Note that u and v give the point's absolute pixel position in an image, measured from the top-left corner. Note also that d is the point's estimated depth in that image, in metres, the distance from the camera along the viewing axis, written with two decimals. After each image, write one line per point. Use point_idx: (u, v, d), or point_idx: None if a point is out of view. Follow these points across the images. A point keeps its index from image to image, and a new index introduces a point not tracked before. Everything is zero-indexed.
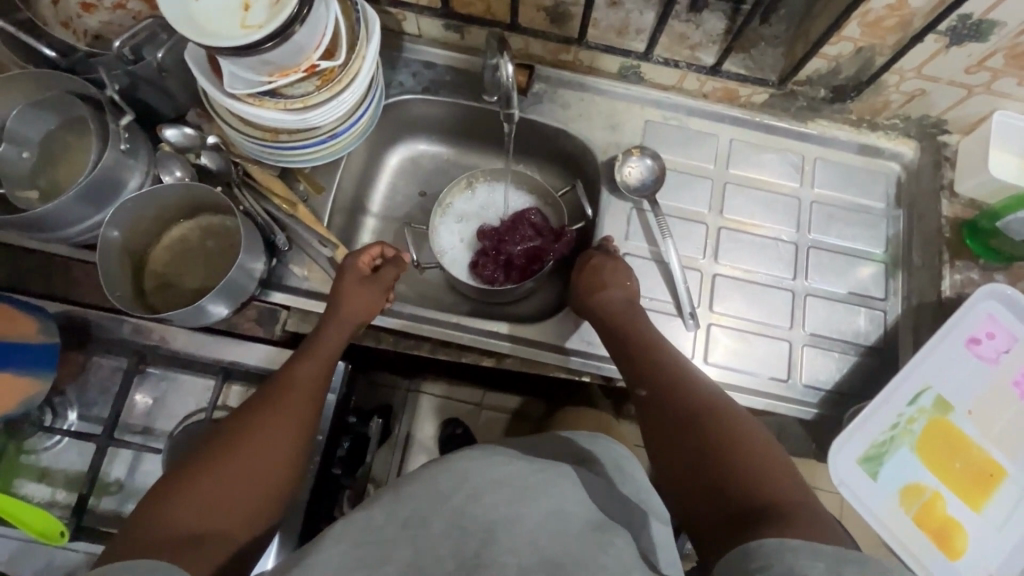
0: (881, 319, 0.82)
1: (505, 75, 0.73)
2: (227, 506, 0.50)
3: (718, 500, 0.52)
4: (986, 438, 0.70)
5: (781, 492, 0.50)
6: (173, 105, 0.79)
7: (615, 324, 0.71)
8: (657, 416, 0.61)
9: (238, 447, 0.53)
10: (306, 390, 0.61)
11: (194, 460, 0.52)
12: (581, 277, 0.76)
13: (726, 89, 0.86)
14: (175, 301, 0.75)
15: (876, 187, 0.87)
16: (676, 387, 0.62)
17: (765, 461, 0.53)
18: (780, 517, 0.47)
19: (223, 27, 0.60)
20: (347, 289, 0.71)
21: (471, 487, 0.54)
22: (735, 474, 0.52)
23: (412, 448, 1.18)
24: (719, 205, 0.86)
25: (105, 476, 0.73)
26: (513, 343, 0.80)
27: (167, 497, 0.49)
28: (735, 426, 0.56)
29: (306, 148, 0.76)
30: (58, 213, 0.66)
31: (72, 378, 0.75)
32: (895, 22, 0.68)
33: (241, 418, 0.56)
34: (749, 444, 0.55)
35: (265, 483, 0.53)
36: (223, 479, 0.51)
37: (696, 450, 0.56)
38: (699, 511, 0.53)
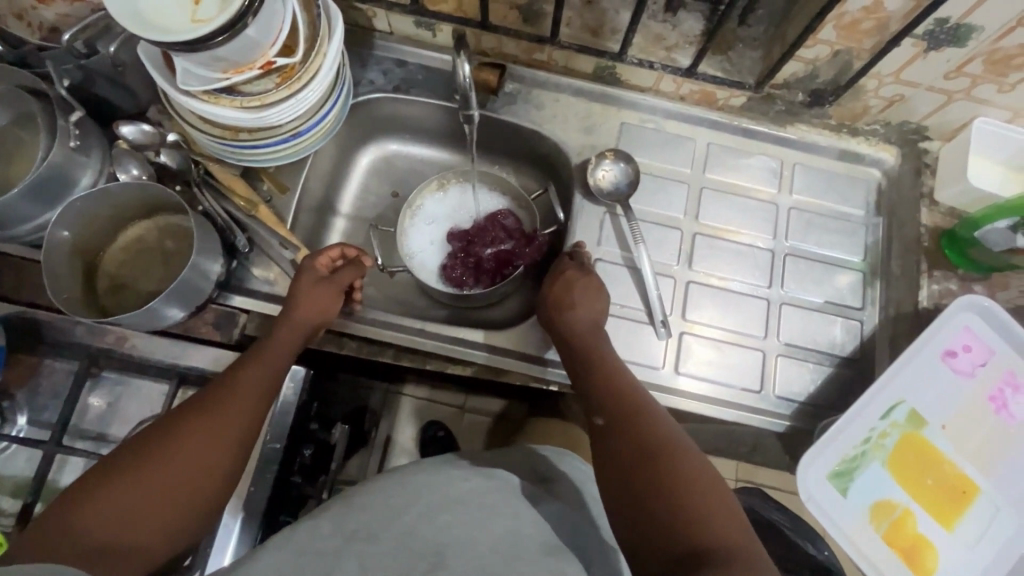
0: (857, 329, 0.80)
1: (460, 77, 0.70)
2: (149, 518, 0.48)
3: (661, 534, 0.49)
4: (959, 455, 0.69)
5: (725, 539, 0.48)
6: (132, 100, 0.77)
7: (580, 341, 0.69)
8: (611, 435, 0.58)
9: (172, 452, 0.51)
10: (254, 394, 0.58)
11: (123, 461, 0.50)
12: (552, 290, 0.73)
13: (703, 92, 0.84)
14: (127, 304, 0.72)
15: (855, 194, 0.85)
16: (636, 409, 0.59)
17: (716, 501, 0.51)
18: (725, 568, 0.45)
19: (171, 22, 0.58)
20: (307, 294, 0.69)
21: (421, 505, 0.51)
22: (681, 510, 0.50)
23: (391, 451, 1.16)
24: (695, 211, 0.84)
25: (53, 483, 0.70)
26: (488, 352, 0.78)
27: (84, 502, 0.47)
28: (690, 458, 0.54)
29: (268, 147, 0.74)
30: (2, 211, 0.64)
31: (22, 381, 0.73)
32: (871, 25, 0.66)
33: (175, 422, 0.53)
34: (701, 480, 0.52)
35: (194, 496, 0.51)
36: (148, 490, 0.48)
37: (646, 477, 0.52)
38: (637, 543, 0.50)
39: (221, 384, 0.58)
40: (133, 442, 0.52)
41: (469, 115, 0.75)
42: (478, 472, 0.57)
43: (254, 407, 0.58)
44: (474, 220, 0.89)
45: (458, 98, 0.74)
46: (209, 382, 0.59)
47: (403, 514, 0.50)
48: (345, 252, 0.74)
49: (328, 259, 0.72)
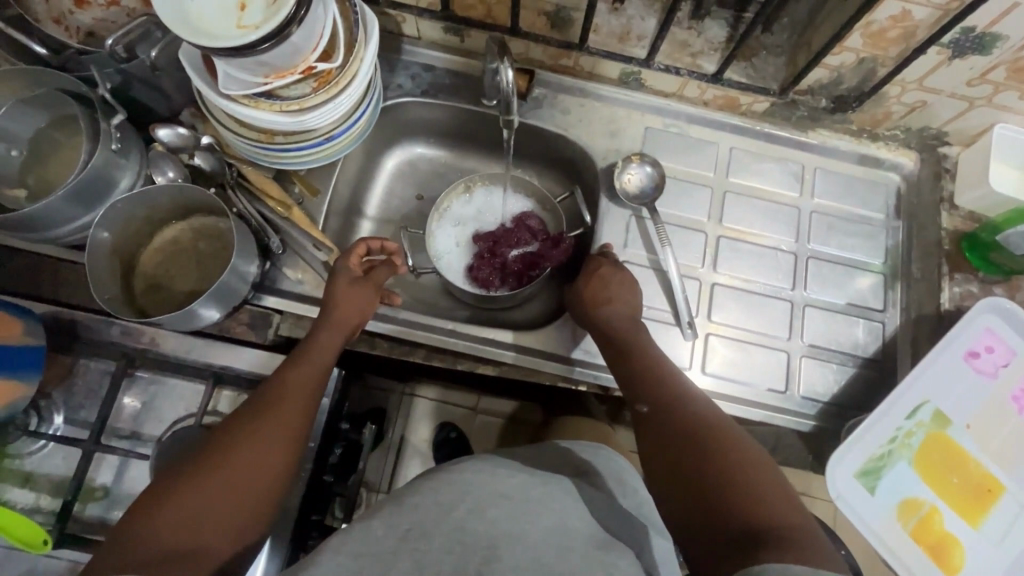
0: (879, 331, 0.82)
1: (504, 82, 0.70)
2: (214, 517, 0.49)
3: (715, 520, 0.51)
4: (984, 453, 0.70)
5: (781, 519, 0.50)
6: (167, 103, 0.78)
7: (617, 335, 0.71)
8: (655, 433, 0.60)
9: (228, 456, 0.52)
10: (300, 394, 0.60)
11: (182, 470, 0.51)
12: (588, 289, 0.74)
13: (727, 97, 0.85)
14: (165, 306, 0.73)
15: (875, 198, 0.87)
16: (677, 404, 0.61)
17: (769, 486, 0.53)
18: (783, 544, 0.47)
19: (219, 27, 0.59)
20: (344, 292, 0.70)
21: (470, 502, 0.52)
22: (734, 496, 0.52)
23: (405, 453, 1.17)
24: (718, 214, 0.86)
25: (89, 482, 0.71)
26: (517, 352, 0.79)
27: (151, 508, 0.48)
28: (738, 447, 0.56)
29: (302, 150, 0.75)
30: (46, 212, 0.65)
31: (58, 381, 0.74)
32: (898, 33, 0.68)
33: (224, 428, 0.55)
34: (751, 468, 0.54)
35: (255, 493, 0.52)
36: (210, 490, 0.50)
37: (695, 471, 0.55)
38: (694, 531, 0.53)
39: (270, 386, 0.60)
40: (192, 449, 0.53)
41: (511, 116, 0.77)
42: (519, 469, 0.58)
43: (301, 406, 0.59)
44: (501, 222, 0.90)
45: (499, 103, 0.75)
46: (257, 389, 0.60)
47: (455, 509, 0.51)
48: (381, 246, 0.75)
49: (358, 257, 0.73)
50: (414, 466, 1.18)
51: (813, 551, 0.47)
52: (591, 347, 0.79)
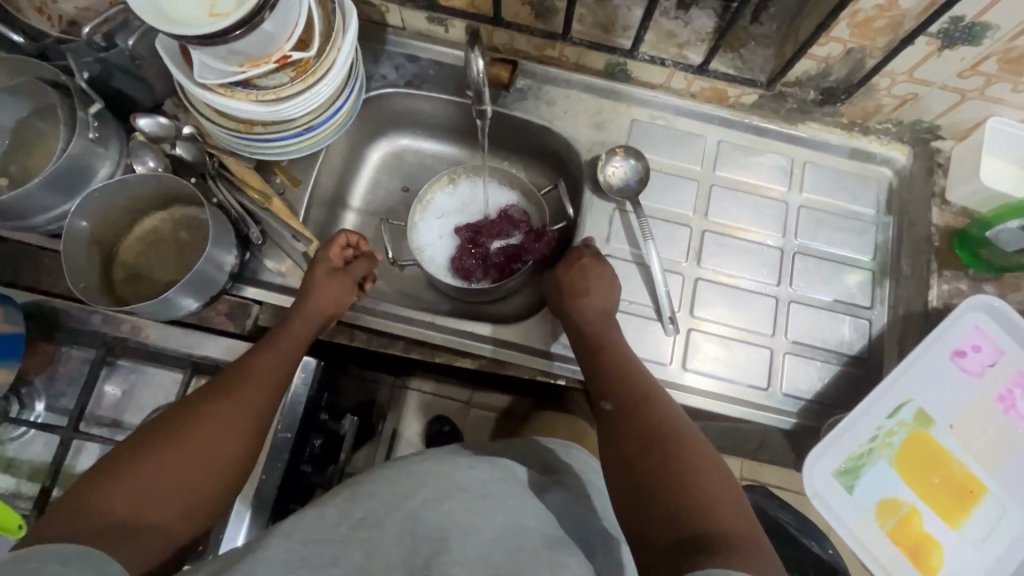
0: (866, 328, 0.81)
1: (476, 70, 0.70)
2: (168, 496, 0.49)
3: (661, 519, 0.50)
4: (966, 454, 0.69)
5: (728, 526, 0.48)
6: (148, 93, 0.78)
7: (590, 329, 0.70)
8: (616, 427, 0.59)
9: (188, 436, 0.52)
10: (267, 381, 0.60)
11: (139, 445, 0.51)
12: (566, 275, 0.74)
13: (715, 89, 0.84)
14: (144, 295, 0.74)
15: (865, 193, 0.86)
16: (641, 400, 0.60)
17: (722, 490, 0.51)
18: (726, 550, 0.45)
19: (190, 14, 0.59)
20: (320, 284, 0.70)
21: (429, 495, 0.52)
22: (684, 498, 0.50)
23: (396, 446, 1.17)
24: (704, 208, 0.85)
25: (69, 468, 0.72)
26: (494, 345, 0.78)
27: (106, 479, 0.48)
28: (697, 448, 0.54)
29: (281, 140, 0.75)
30: (24, 201, 0.65)
31: (40, 368, 0.74)
32: (885, 23, 0.66)
33: (187, 407, 0.55)
34: (707, 469, 0.53)
35: (212, 476, 0.52)
36: (167, 469, 0.50)
37: (651, 467, 0.53)
38: (640, 530, 0.51)
39: (238, 371, 0.60)
40: (152, 423, 0.53)
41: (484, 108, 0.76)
42: (483, 461, 0.58)
43: (267, 393, 0.59)
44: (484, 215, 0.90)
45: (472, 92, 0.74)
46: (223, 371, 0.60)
47: (412, 500, 0.51)
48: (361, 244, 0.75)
49: (340, 251, 0.73)
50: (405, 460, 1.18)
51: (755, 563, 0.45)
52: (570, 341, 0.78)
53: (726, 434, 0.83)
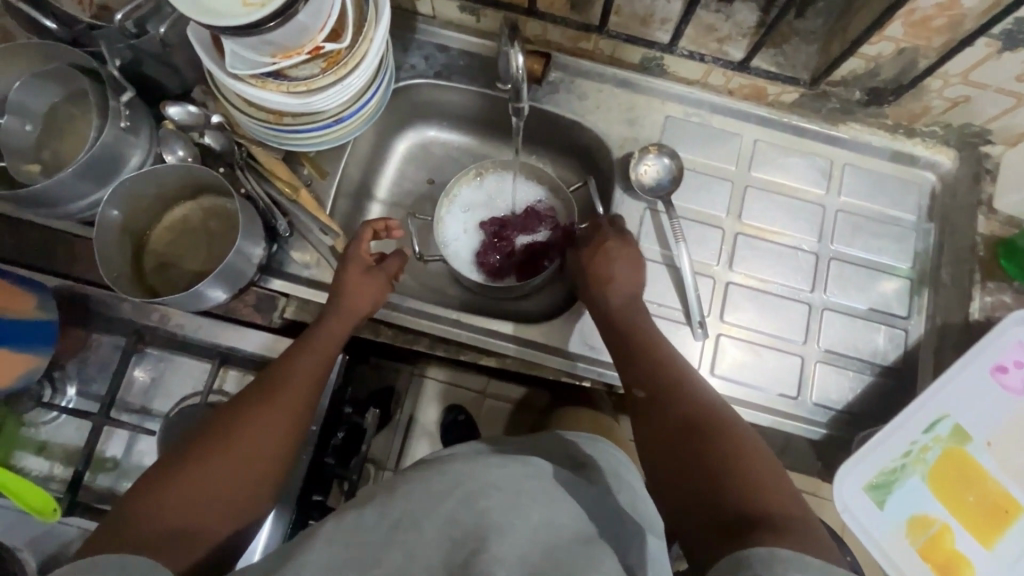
0: (901, 339, 0.79)
1: (512, 65, 0.67)
2: (213, 502, 0.52)
3: (705, 508, 0.51)
4: (1003, 473, 0.67)
5: (775, 510, 0.49)
6: (178, 80, 0.77)
7: (619, 318, 0.69)
8: (654, 422, 0.60)
9: (229, 444, 0.55)
10: (303, 386, 0.61)
11: (186, 454, 0.54)
12: (591, 263, 0.73)
13: (754, 87, 0.81)
14: (173, 285, 0.74)
15: (906, 198, 0.83)
16: (679, 390, 0.60)
17: (769, 481, 0.52)
18: (781, 529, 0.46)
19: (224, 3, 0.57)
20: (354, 283, 0.70)
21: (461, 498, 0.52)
22: (729, 488, 0.51)
23: (414, 433, 1.17)
24: (737, 210, 0.82)
25: (101, 453, 0.73)
26: (515, 345, 0.77)
27: (157, 488, 0.51)
28: (740, 439, 0.55)
29: (310, 131, 0.74)
30: (58, 189, 0.66)
31: (71, 354, 0.75)
32: (943, 23, 0.63)
33: (229, 415, 0.57)
34: (750, 459, 0.53)
35: (252, 480, 0.55)
36: (208, 477, 0.53)
37: (693, 461, 0.54)
38: (689, 518, 0.52)
39: (272, 375, 0.62)
40: (197, 432, 0.56)
41: (519, 104, 0.73)
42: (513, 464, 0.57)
43: (303, 398, 0.61)
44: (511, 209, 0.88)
45: (509, 89, 0.71)
46: (261, 377, 0.62)
47: (443, 503, 0.51)
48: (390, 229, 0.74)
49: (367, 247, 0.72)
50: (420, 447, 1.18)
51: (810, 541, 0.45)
52: (597, 343, 0.78)
53: None
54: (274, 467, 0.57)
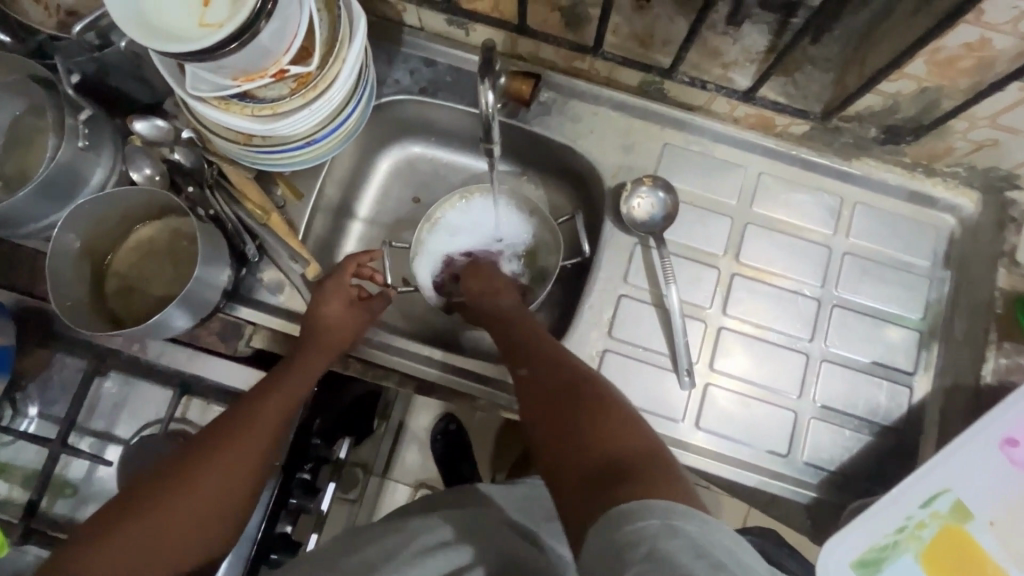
0: (905, 397, 0.73)
1: (483, 103, 0.60)
2: (169, 540, 0.54)
3: (573, 468, 0.49)
4: (1007, 557, 0.61)
5: (643, 458, 0.47)
6: (148, 92, 0.74)
7: (501, 321, 0.71)
8: (530, 399, 0.58)
9: (184, 492, 0.56)
10: (269, 432, 0.61)
11: (142, 496, 0.55)
12: (475, 282, 0.78)
13: (761, 116, 0.75)
14: (135, 309, 0.71)
15: (921, 243, 0.77)
16: (549, 362, 0.60)
17: (637, 433, 0.50)
18: (638, 475, 0.44)
19: (178, 27, 0.53)
20: (335, 318, 0.69)
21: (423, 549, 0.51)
22: (597, 443, 0.49)
23: (404, 439, 1.11)
24: (735, 249, 0.77)
25: (60, 478, 0.71)
26: (441, 370, 0.74)
27: (107, 535, 0.53)
28: (610, 401, 0.54)
29: (282, 152, 0.69)
30: (14, 212, 0.62)
31: (33, 374, 0.73)
32: (972, 63, 0.56)
33: (187, 458, 0.58)
34: (617, 416, 0.52)
35: (207, 519, 0.56)
36: (165, 520, 0.54)
37: (559, 428, 0.53)
38: (559, 487, 0.49)
39: (240, 416, 0.61)
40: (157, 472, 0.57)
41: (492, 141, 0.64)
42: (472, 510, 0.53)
43: (267, 443, 0.61)
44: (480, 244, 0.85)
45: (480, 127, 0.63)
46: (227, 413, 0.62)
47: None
48: (374, 272, 0.75)
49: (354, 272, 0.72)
50: (407, 454, 1.11)
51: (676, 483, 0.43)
52: None
53: (738, 495, 0.77)
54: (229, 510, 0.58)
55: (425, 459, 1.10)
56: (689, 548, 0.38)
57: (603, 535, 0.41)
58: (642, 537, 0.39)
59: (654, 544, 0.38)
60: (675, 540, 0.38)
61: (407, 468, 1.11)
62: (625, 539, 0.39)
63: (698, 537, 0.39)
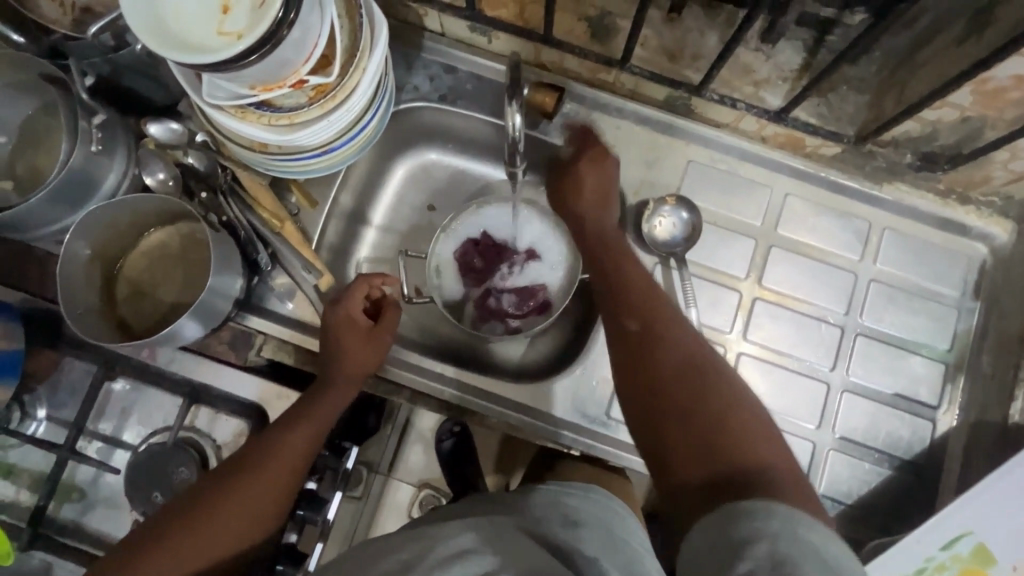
0: (927, 432, 0.71)
1: (511, 126, 0.61)
2: (198, 563, 0.58)
3: (695, 466, 0.49)
4: None
5: (772, 474, 0.47)
6: (163, 93, 0.72)
7: (605, 251, 0.66)
8: (640, 361, 0.56)
9: (216, 516, 0.59)
10: (293, 462, 0.64)
11: (177, 518, 0.59)
12: (576, 172, 0.70)
13: (791, 137, 0.72)
14: (146, 316, 0.70)
15: (951, 272, 0.74)
16: (665, 326, 0.58)
17: (762, 441, 0.50)
18: (769, 488, 0.45)
19: (197, 35, 0.51)
20: (354, 349, 0.69)
21: (452, 545, 0.47)
22: (723, 446, 0.49)
23: (409, 438, 0.99)
24: (758, 272, 0.75)
25: (67, 483, 0.70)
26: (477, 399, 0.74)
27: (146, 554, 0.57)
28: (736, 396, 0.53)
29: (298, 160, 0.67)
30: (26, 216, 0.61)
31: (42, 376, 0.72)
32: (1021, 95, 0.54)
33: (221, 484, 0.62)
34: (744, 417, 0.51)
35: (237, 539, 0.60)
36: (195, 542, 0.58)
37: (679, 400, 0.53)
38: (673, 479, 0.50)
39: (270, 443, 0.64)
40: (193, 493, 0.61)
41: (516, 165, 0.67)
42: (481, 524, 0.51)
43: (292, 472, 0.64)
44: (483, 245, 0.82)
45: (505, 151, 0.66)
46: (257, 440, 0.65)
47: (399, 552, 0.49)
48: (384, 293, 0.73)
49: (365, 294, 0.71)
50: (414, 457, 0.99)
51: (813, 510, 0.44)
52: (590, 412, 0.73)
53: None
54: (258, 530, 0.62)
55: (433, 459, 0.98)
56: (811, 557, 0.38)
57: (713, 528, 0.41)
58: (761, 535, 0.39)
59: (770, 544, 0.38)
60: (795, 543, 0.38)
61: (411, 469, 0.98)
62: (738, 536, 0.40)
63: (820, 545, 0.38)
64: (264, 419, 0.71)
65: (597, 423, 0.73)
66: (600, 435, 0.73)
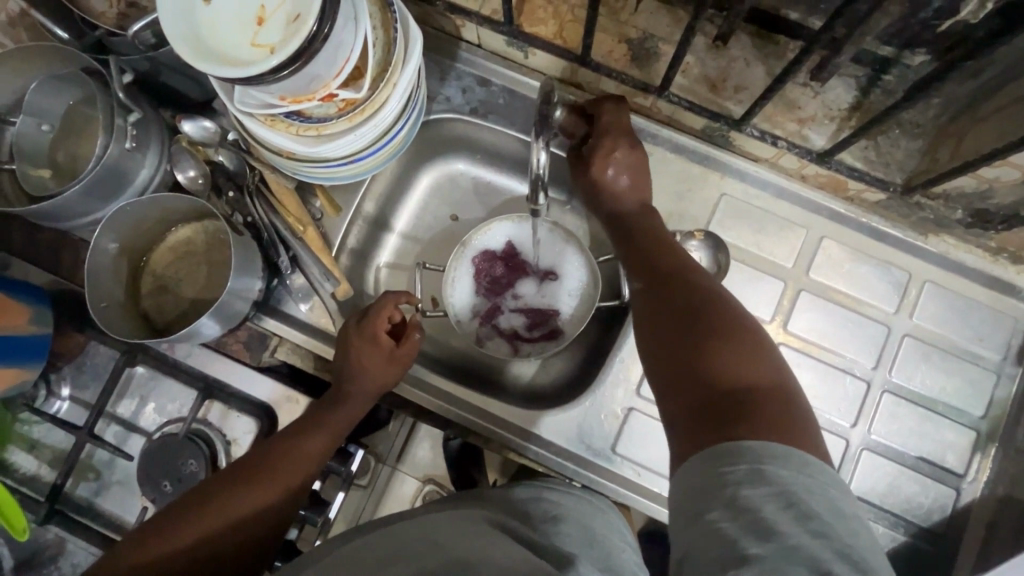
0: (950, 500, 0.68)
1: (535, 161, 0.62)
2: (212, 541, 0.60)
3: (690, 391, 0.51)
4: None
5: (760, 395, 0.48)
6: (199, 90, 0.73)
7: (634, 216, 0.70)
8: (656, 299, 0.60)
9: (231, 498, 0.62)
10: (305, 459, 0.66)
11: (200, 497, 0.62)
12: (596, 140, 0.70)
13: (833, 178, 0.69)
14: (168, 309, 0.73)
15: (995, 334, 0.70)
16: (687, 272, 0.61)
17: (759, 371, 0.51)
18: (759, 421, 0.45)
19: (231, 48, 0.52)
20: (369, 363, 0.69)
21: (435, 541, 0.48)
22: (723, 379, 0.50)
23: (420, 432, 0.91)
24: (784, 315, 0.72)
25: (85, 463, 0.73)
26: (482, 419, 0.74)
27: (165, 528, 0.59)
28: (744, 332, 0.54)
29: (324, 169, 0.66)
30: (62, 207, 0.63)
31: (68, 358, 0.74)
32: None
33: (235, 473, 0.64)
34: (748, 347, 0.52)
35: (250, 522, 0.62)
36: (211, 521, 0.60)
37: (688, 336, 0.55)
38: (672, 402, 0.52)
39: (285, 441, 0.66)
40: (218, 476, 0.64)
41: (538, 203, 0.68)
42: (460, 522, 0.51)
43: (303, 466, 0.66)
44: (501, 258, 0.81)
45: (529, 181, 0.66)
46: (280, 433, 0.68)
47: None
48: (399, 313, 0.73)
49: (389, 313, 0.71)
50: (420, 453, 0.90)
51: (793, 435, 0.44)
52: (595, 444, 0.72)
53: None
54: (263, 521, 0.63)
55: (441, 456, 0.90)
56: (768, 498, 0.39)
57: (693, 475, 0.44)
58: (726, 483, 0.41)
59: (735, 491, 0.40)
60: (761, 486, 0.40)
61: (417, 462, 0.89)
62: (714, 481, 0.42)
63: (783, 484, 0.40)
64: (273, 422, 0.73)
65: (601, 456, 0.71)
66: (602, 468, 0.71)
